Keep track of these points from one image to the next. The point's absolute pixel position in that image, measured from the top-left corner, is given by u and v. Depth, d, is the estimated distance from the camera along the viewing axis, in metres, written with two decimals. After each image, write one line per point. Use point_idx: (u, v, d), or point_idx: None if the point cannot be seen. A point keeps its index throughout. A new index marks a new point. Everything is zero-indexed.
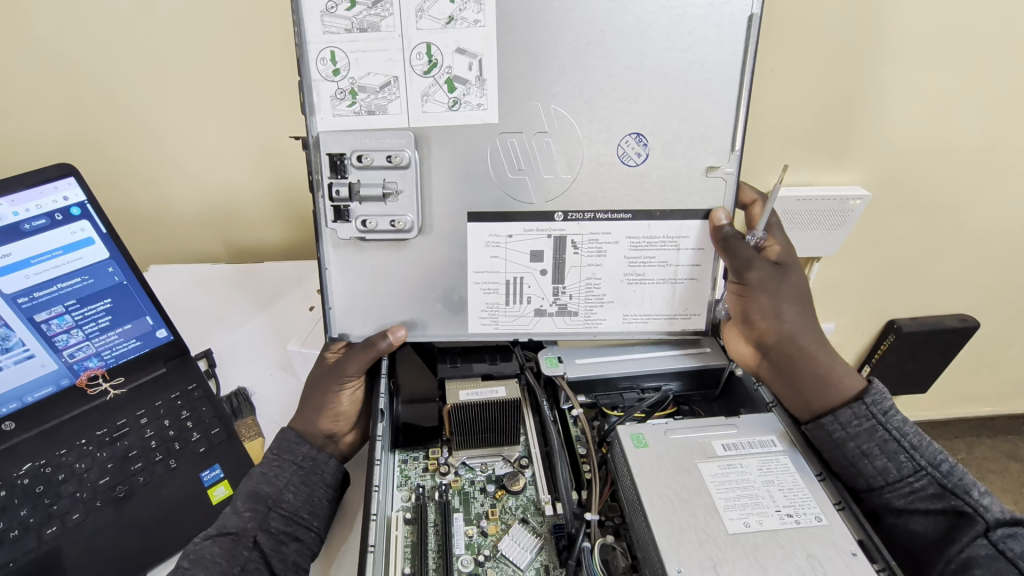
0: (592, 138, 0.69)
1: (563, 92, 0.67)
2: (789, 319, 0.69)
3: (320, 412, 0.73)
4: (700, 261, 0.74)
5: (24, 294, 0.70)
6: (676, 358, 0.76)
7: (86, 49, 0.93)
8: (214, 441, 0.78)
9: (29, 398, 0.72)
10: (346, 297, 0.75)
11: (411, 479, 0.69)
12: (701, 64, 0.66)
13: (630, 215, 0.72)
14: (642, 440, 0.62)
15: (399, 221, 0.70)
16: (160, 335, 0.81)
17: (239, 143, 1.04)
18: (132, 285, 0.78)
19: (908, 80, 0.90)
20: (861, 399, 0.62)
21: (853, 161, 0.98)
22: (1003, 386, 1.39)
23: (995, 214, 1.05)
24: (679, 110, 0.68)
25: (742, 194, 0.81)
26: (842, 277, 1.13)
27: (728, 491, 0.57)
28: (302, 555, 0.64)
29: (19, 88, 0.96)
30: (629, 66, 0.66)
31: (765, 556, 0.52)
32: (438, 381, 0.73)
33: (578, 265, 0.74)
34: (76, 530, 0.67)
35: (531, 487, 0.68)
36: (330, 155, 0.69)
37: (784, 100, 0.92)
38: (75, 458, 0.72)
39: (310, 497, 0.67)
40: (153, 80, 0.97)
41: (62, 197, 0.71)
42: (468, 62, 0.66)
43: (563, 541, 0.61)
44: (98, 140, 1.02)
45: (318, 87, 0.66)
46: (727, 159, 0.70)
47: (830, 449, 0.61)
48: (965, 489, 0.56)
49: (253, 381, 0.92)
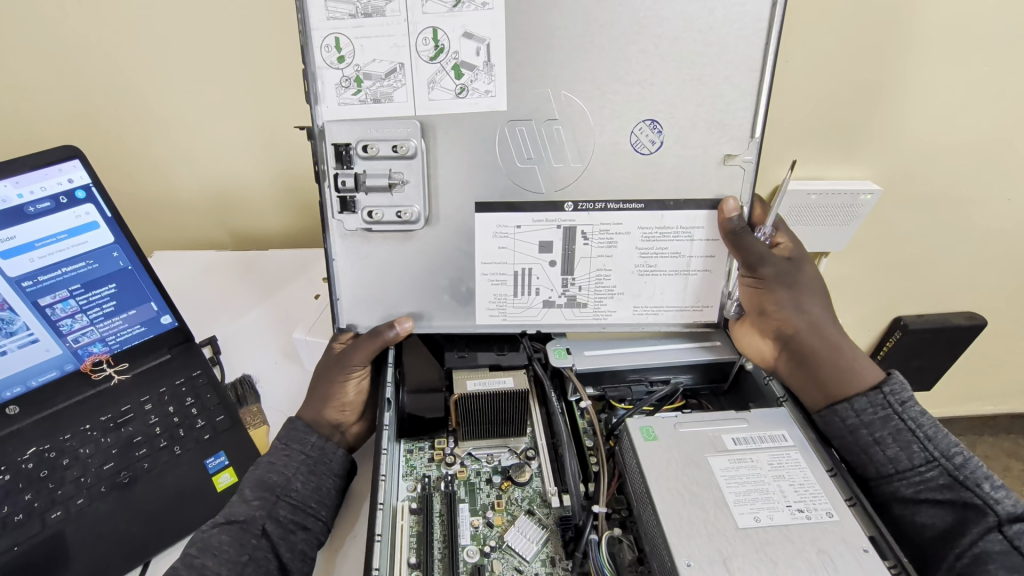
0: (605, 124, 0.68)
1: (574, 78, 0.65)
2: (805, 313, 0.70)
3: (327, 402, 0.73)
4: (713, 252, 0.73)
5: (29, 277, 0.69)
6: (686, 351, 0.76)
7: (89, 31, 0.92)
8: (219, 428, 0.77)
9: (34, 381, 0.72)
10: (352, 287, 0.75)
11: (417, 469, 0.68)
12: (721, 47, 0.64)
13: (642, 206, 0.71)
14: (651, 432, 0.62)
15: (405, 213, 0.70)
16: (165, 321, 0.81)
17: (243, 131, 1.03)
18: (137, 271, 0.77)
19: (925, 72, 0.88)
20: (878, 388, 0.62)
21: (866, 155, 0.96)
22: (1007, 386, 1.38)
23: (1006, 212, 1.04)
24: (698, 96, 0.66)
25: (755, 215, 0.74)
26: (851, 274, 1.13)
27: (738, 486, 0.57)
28: (310, 544, 0.63)
29: (23, 73, 0.96)
30: (646, 50, 0.65)
31: (776, 551, 0.51)
32: (444, 371, 0.74)
33: (589, 256, 0.73)
34: (79, 515, 0.67)
35: (537, 479, 0.68)
36: (335, 145, 0.68)
37: (796, 95, 0.91)
38: (79, 443, 0.72)
39: (318, 487, 0.66)
40: (157, 64, 0.95)
41: (67, 178, 0.70)
42: (476, 47, 0.64)
43: (569, 533, 0.61)
44: (101, 127, 1.02)
45: (322, 75, 0.65)
46: (746, 146, 0.68)
47: (842, 436, 0.63)
48: (977, 482, 0.55)
49: (258, 368, 0.91)
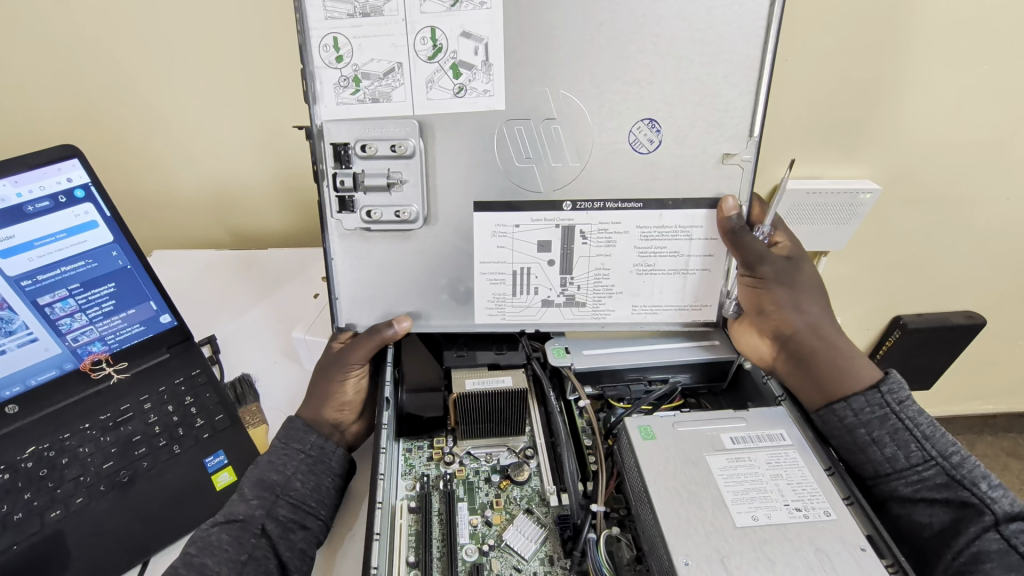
0: (603, 123, 0.68)
1: (573, 77, 0.65)
2: (804, 312, 0.70)
3: (326, 401, 0.73)
4: (711, 251, 0.73)
5: (27, 276, 0.69)
6: (684, 350, 0.76)
7: (88, 30, 0.92)
8: (218, 427, 0.77)
9: (33, 380, 0.72)
10: (351, 286, 0.75)
11: (416, 468, 0.68)
12: (719, 46, 0.64)
13: (641, 205, 0.71)
14: (649, 432, 0.62)
15: (404, 212, 0.70)
16: (164, 320, 0.81)
17: (242, 130, 1.03)
18: (136, 270, 0.77)
19: (923, 72, 0.88)
20: (876, 387, 0.62)
21: (865, 154, 0.96)
22: (1007, 385, 1.38)
23: (1005, 211, 1.04)
24: (696, 95, 0.66)
25: (755, 215, 0.74)
26: (850, 273, 1.13)
27: (737, 485, 0.57)
28: (310, 542, 0.64)
29: (22, 72, 0.96)
30: (644, 49, 0.65)
31: (774, 550, 0.51)
32: (443, 370, 0.76)
33: (588, 255, 0.73)
34: (79, 514, 0.67)
35: (536, 478, 0.68)
36: (333, 145, 0.68)
37: (795, 95, 0.90)
38: (78, 442, 0.72)
39: (318, 486, 0.67)
40: (156, 64, 0.95)
41: (65, 178, 0.70)
42: (474, 46, 0.64)
43: (568, 532, 0.61)
44: (100, 127, 1.02)
45: (321, 75, 0.65)
46: (744, 145, 0.68)
47: (840, 435, 0.63)
48: (974, 481, 0.56)
49: (257, 367, 0.92)
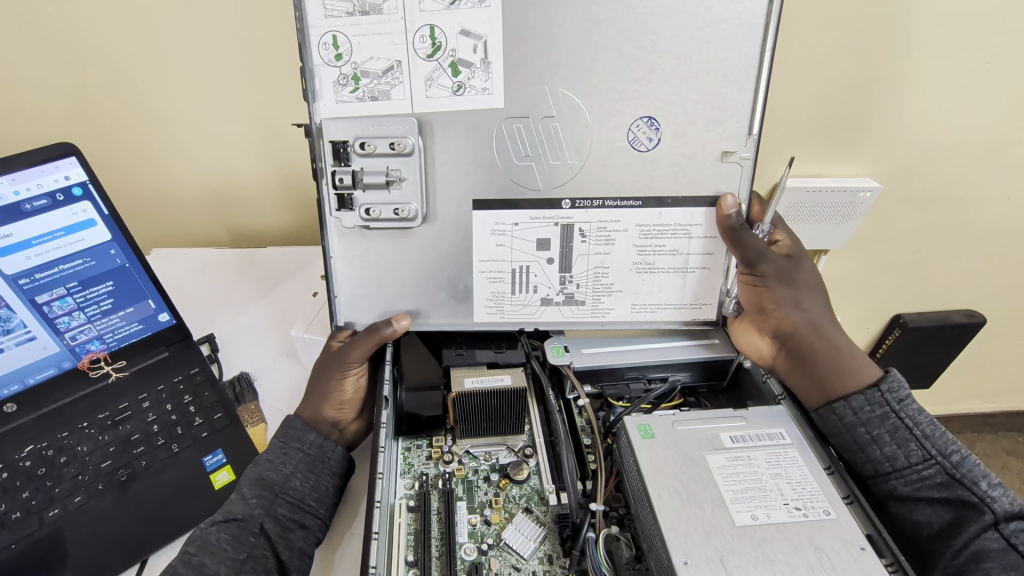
0: (602, 122, 0.67)
1: (572, 76, 0.65)
2: (805, 311, 0.70)
3: (326, 400, 0.73)
4: (711, 249, 0.73)
5: (26, 275, 0.69)
6: (684, 349, 0.76)
7: (86, 28, 0.92)
8: (217, 426, 0.77)
9: (31, 379, 0.72)
10: (351, 284, 0.75)
11: (414, 467, 0.68)
12: (717, 44, 0.64)
13: (640, 203, 0.71)
14: (648, 431, 0.62)
15: (403, 210, 0.69)
16: (162, 318, 0.81)
17: (240, 128, 1.02)
18: (134, 268, 0.77)
19: (924, 70, 0.88)
20: (875, 386, 0.62)
21: (865, 153, 0.96)
22: (1006, 383, 1.38)
23: (1005, 209, 1.04)
24: (695, 93, 0.66)
25: (755, 214, 0.74)
26: (850, 271, 1.12)
27: (737, 484, 0.56)
28: (308, 542, 0.63)
29: (20, 71, 0.95)
30: (642, 47, 0.64)
31: (773, 550, 0.51)
32: (443, 369, 0.74)
33: (587, 253, 0.73)
34: (77, 513, 0.67)
35: (535, 477, 0.68)
36: (332, 143, 0.68)
37: (795, 94, 0.90)
38: (77, 440, 0.72)
39: (316, 485, 0.66)
40: (154, 62, 0.95)
41: (63, 176, 0.70)
42: (473, 45, 0.64)
43: (566, 531, 0.61)
44: (99, 125, 1.02)
45: (320, 72, 0.65)
46: (744, 143, 0.68)
47: (840, 434, 0.62)
48: (974, 480, 0.55)
49: (256, 366, 0.91)
